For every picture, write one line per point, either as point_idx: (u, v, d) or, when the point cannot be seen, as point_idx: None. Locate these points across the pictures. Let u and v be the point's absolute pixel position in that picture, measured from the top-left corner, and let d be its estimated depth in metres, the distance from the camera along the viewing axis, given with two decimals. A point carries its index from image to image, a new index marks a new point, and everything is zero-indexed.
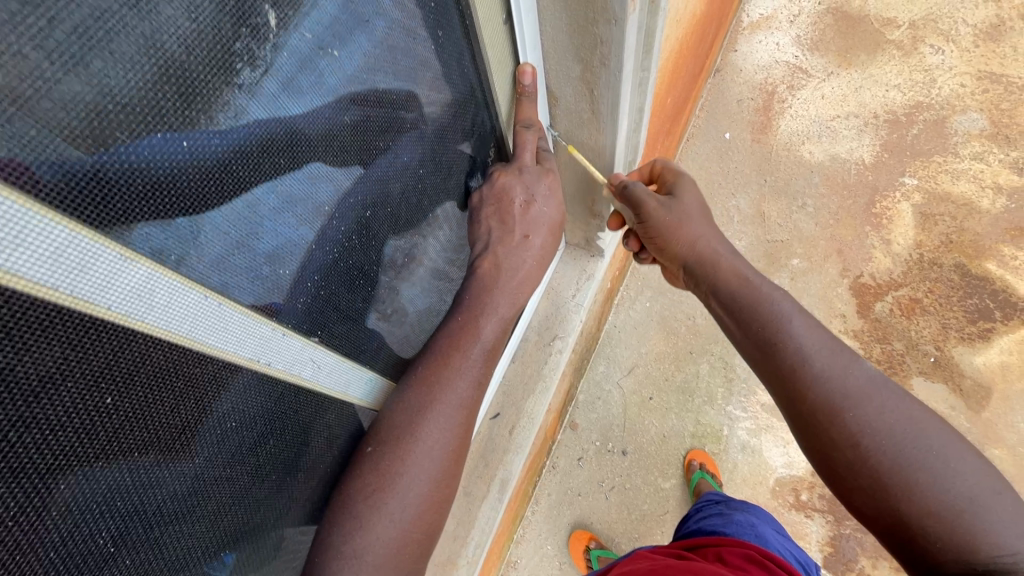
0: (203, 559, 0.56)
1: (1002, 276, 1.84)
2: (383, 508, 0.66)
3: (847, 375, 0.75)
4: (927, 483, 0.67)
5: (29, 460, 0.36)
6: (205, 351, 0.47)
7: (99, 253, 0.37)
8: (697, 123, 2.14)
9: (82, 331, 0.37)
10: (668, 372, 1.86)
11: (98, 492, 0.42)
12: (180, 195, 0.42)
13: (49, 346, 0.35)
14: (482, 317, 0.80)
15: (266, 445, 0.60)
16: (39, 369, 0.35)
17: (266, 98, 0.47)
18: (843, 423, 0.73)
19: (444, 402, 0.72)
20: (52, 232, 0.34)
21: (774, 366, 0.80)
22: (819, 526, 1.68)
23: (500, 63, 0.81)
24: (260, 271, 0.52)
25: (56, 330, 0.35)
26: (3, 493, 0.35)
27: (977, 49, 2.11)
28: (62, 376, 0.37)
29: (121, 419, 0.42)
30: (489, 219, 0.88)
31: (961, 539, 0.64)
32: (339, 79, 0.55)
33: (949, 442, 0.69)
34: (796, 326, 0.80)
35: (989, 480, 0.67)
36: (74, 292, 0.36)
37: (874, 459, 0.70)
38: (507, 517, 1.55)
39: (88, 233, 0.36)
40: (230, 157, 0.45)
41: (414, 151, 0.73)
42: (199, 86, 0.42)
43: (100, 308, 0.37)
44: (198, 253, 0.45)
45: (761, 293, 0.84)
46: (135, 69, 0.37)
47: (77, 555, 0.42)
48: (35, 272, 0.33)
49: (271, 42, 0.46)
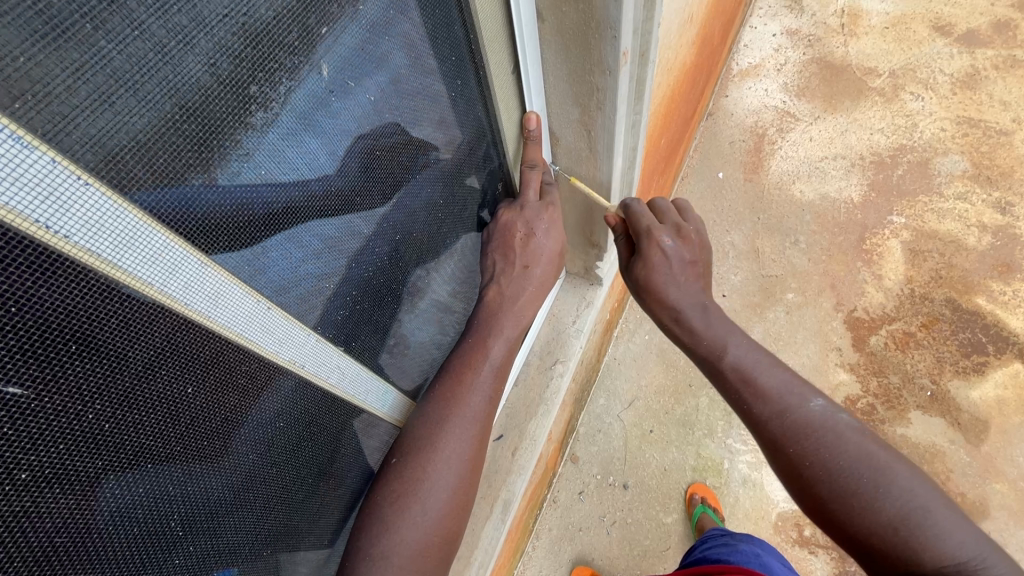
0: (252, 552, 0.63)
1: (992, 310, 1.91)
2: (407, 512, 0.71)
3: (786, 415, 0.79)
4: (863, 506, 0.71)
5: (126, 436, 0.44)
6: (259, 352, 0.55)
7: (189, 261, 0.45)
8: (692, 164, 2.26)
9: (177, 329, 0.46)
10: (668, 405, 1.90)
11: (172, 472, 0.49)
12: (232, 222, 0.49)
13: (150, 338, 0.44)
14: (491, 338, 0.86)
15: (302, 447, 0.66)
16: (144, 357, 0.44)
17: (280, 137, 0.52)
18: (788, 456, 0.78)
19: (460, 414, 0.78)
20: (161, 245, 0.43)
21: (732, 402, 0.86)
22: (823, 563, 1.68)
23: (507, 107, 0.89)
24: (297, 288, 0.59)
25: (155, 326, 0.44)
26: (104, 464, 0.43)
27: (955, 97, 2.25)
28: (159, 362, 0.45)
29: (193, 408, 0.50)
30: (495, 253, 0.96)
31: (904, 556, 0.68)
32: (345, 117, 0.60)
33: (888, 466, 0.73)
34: (744, 368, 0.84)
35: (930, 496, 0.70)
36: (171, 293, 0.44)
37: (817, 487, 0.75)
38: (509, 549, 1.55)
39: (184, 247, 0.45)
40: (254, 185, 0.51)
41: (430, 184, 0.81)
42: (222, 127, 0.46)
43: (189, 309, 0.46)
44: (249, 270, 0.52)
45: (716, 334, 0.88)
46: (163, 116, 0.42)
47: (152, 529, 0.49)
48: (147, 275, 0.42)
49: (285, 85, 0.51)
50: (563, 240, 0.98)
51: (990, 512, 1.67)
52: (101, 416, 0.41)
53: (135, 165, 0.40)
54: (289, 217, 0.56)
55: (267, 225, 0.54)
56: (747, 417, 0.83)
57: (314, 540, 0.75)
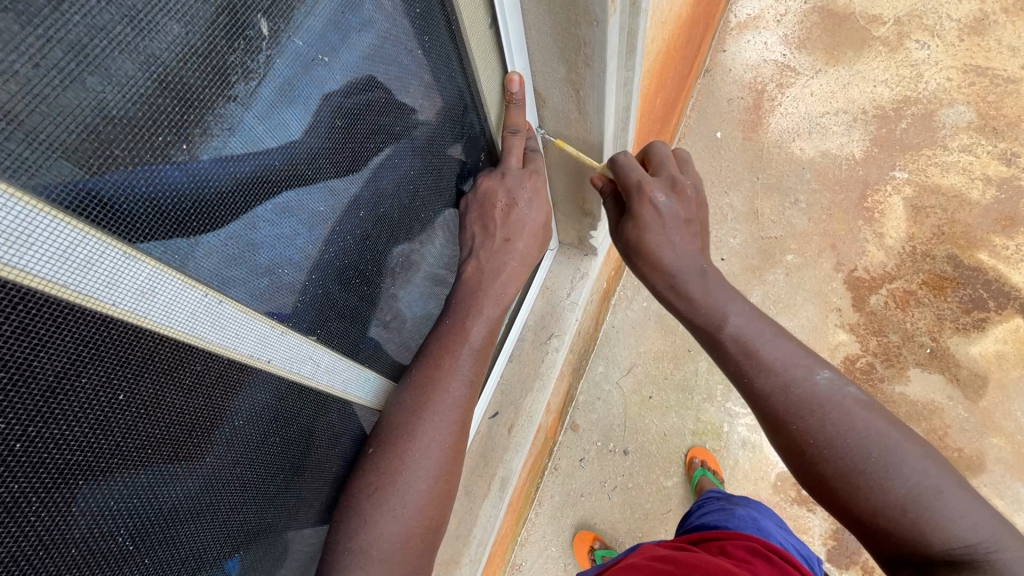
0: (219, 555, 0.60)
1: (994, 266, 1.86)
2: (384, 505, 0.69)
3: (800, 385, 0.75)
4: (880, 483, 0.68)
5: (47, 454, 0.39)
6: (206, 348, 0.50)
7: (100, 249, 0.40)
8: (689, 123, 2.17)
9: (93, 328, 0.40)
10: (667, 370, 1.88)
11: (114, 487, 0.45)
12: (208, 205, 0.48)
13: (63, 343, 0.38)
14: (469, 320, 0.81)
15: (271, 442, 0.63)
16: (57, 364, 0.38)
17: (265, 111, 0.50)
18: (789, 433, 0.75)
19: (438, 402, 0.74)
20: (63, 234, 0.37)
21: (731, 377, 0.81)
22: (822, 520, 1.69)
23: (487, 66, 0.82)
24: (266, 284, 0.57)
25: (69, 329, 0.38)
26: (22, 485, 0.38)
27: (962, 43, 2.15)
28: (79, 369, 0.40)
29: (133, 415, 0.45)
30: (474, 225, 0.91)
31: (909, 535, 0.66)
32: (312, 81, 0.54)
33: (899, 445, 0.70)
34: (745, 339, 0.79)
35: (945, 479, 0.68)
36: (85, 291, 0.39)
37: (821, 465, 0.72)
38: (510, 518, 1.56)
39: (96, 235, 0.39)
40: (237, 165, 0.49)
41: (405, 155, 0.75)
42: (164, 94, 0.42)
43: (109, 306, 0.41)
44: (207, 262, 0.49)
45: (715, 303, 0.82)
46: (139, 92, 0.40)
47: (95, 546, 0.45)
48: (46, 270, 0.36)
49: (265, 53, 0.49)
50: (547, 212, 0.93)
51: (986, 465, 1.68)
52: (7, 439, 0.36)
53: (85, 145, 0.38)
54: (251, 200, 0.52)
55: (224, 207, 0.50)
56: (745, 392, 0.79)
57: (290, 534, 0.72)
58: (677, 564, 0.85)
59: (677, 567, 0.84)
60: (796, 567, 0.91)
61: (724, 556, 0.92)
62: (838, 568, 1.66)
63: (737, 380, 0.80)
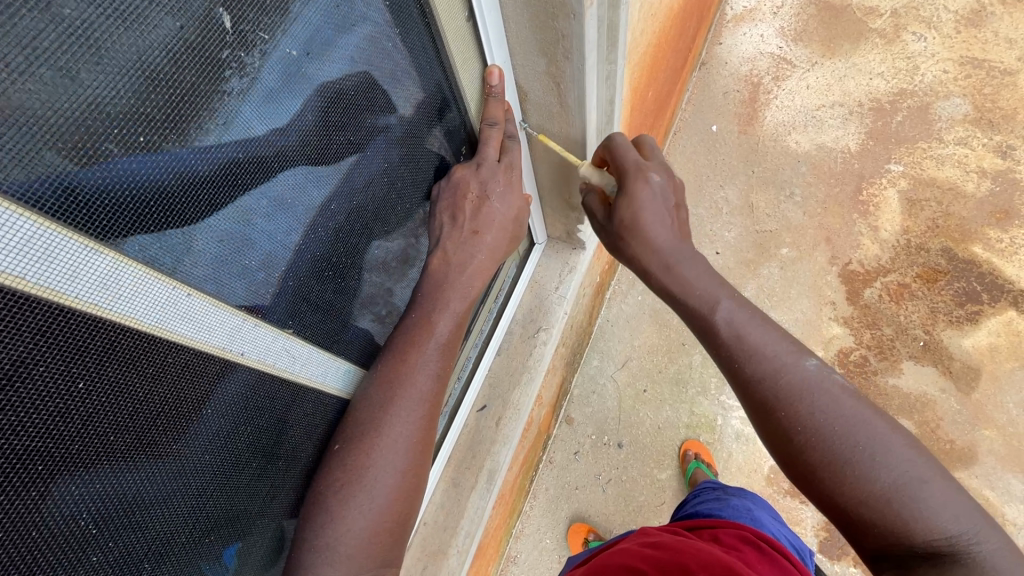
0: (191, 541, 0.61)
1: (988, 259, 1.87)
2: (351, 501, 0.69)
3: (783, 373, 0.76)
4: (866, 470, 0.69)
5: (6, 440, 0.39)
6: (172, 339, 0.51)
7: (61, 242, 0.40)
8: (684, 117, 2.17)
9: (50, 319, 0.40)
10: (661, 364, 1.89)
11: (77, 474, 0.45)
12: (203, 196, 0.51)
13: (19, 333, 0.39)
14: (436, 313, 0.82)
15: (243, 431, 0.64)
16: (12, 354, 0.38)
17: (259, 104, 0.54)
18: (777, 419, 0.75)
19: (405, 397, 0.75)
20: (20, 229, 0.38)
21: (720, 365, 0.82)
22: (814, 511, 1.71)
23: (466, 59, 0.83)
24: (257, 277, 0.60)
25: (24, 320, 0.39)
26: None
27: (958, 36, 2.14)
28: (34, 359, 0.40)
29: (94, 404, 0.45)
30: (443, 214, 0.90)
31: (893, 525, 0.67)
32: (275, 72, 0.55)
33: (883, 436, 0.71)
34: (736, 326, 0.80)
35: (926, 469, 0.69)
36: (42, 283, 0.39)
37: (807, 453, 0.73)
38: (503, 510, 1.57)
39: (54, 228, 0.40)
40: (234, 156, 0.52)
41: (382, 149, 0.75)
42: (113, 81, 0.42)
43: (69, 298, 0.41)
44: (201, 260, 0.52)
45: (708, 290, 0.85)
46: (130, 83, 0.43)
47: (58, 533, 0.45)
48: (5, 255, 0.37)
49: (259, 48, 0.52)
50: (519, 205, 0.93)
51: (978, 457, 1.69)
52: None
53: (79, 132, 0.41)
54: (218, 194, 0.52)
55: (210, 199, 0.51)
56: (735, 379, 0.79)
57: (269, 523, 0.73)
58: (668, 550, 0.85)
59: (666, 550, 0.85)
60: (785, 555, 0.93)
61: (715, 543, 0.93)
62: (829, 559, 1.67)
63: (727, 366, 0.81)
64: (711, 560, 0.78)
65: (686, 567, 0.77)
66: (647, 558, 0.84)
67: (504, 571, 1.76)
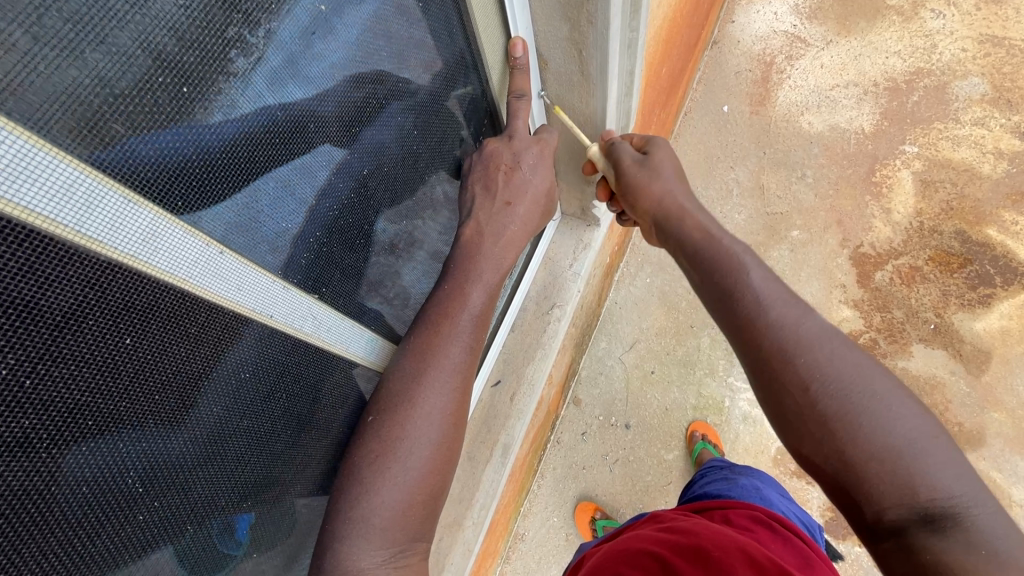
0: (228, 506, 0.61)
1: (1002, 241, 1.84)
2: (386, 472, 0.70)
3: (798, 324, 0.71)
4: (874, 427, 0.66)
5: (56, 394, 0.39)
6: (212, 299, 0.51)
7: (103, 191, 0.40)
8: (695, 97, 2.13)
9: (98, 271, 0.41)
10: (670, 345, 1.88)
11: (123, 431, 0.46)
12: (216, 177, 0.49)
13: (70, 287, 0.39)
14: (469, 284, 0.81)
15: (277, 399, 0.64)
16: (63, 305, 0.39)
17: (264, 84, 0.51)
18: (793, 371, 0.69)
19: (440, 366, 0.75)
20: (61, 170, 0.37)
21: (725, 315, 0.77)
22: (820, 491, 1.71)
23: (487, 27, 0.81)
24: (265, 258, 0.57)
25: (73, 272, 0.39)
26: (32, 423, 0.39)
27: (978, 13, 2.08)
28: (84, 314, 0.40)
29: (139, 362, 0.45)
30: (475, 185, 0.90)
31: (898, 483, 0.63)
32: (285, 46, 0.52)
33: (893, 394, 0.68)
34: (747, 278, 0.75)
35: (932, 428, 0.66)
36: (85, 231, 0.39)
37: (820, 405, 0.68)
38: (512, 488, 1.58)
39: (95, 175, 0.39)
40: (240, 137, 0.50)
41: (402, 115, 0.74)
42: (129, 47, 0.40)
43: (111, 250, 0.41)
44: (222, 233, 0.51)
45: (710, 248, 0.81)
46: (139, 60, 0.41)
47: (106, 490, 0.46)
48: (46, 207, 0.37)
49: (265, 26, 0.50)
50: (551, 179, 0.93)
51: (987, 440, 1.69)
52: (17, 373, 0.37)
53: (93, 110, 0.39)
54: (238, 157, 0.50)
55: (222, 172, 0.49)
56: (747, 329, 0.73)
57: (298, 492, 0.74)
58: (681, 533, 0.85)
59: (681, 534, 0.85)
60: (796, 532, 0.94)
61: (728, 525, 0.93)
62: (834, 538, 1.68)
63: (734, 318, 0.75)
64: (726, 542, 0.79)
65: (704, 548, 0.77)
66: (661, 540, 0.84)
67: (511, 548, 1.79)
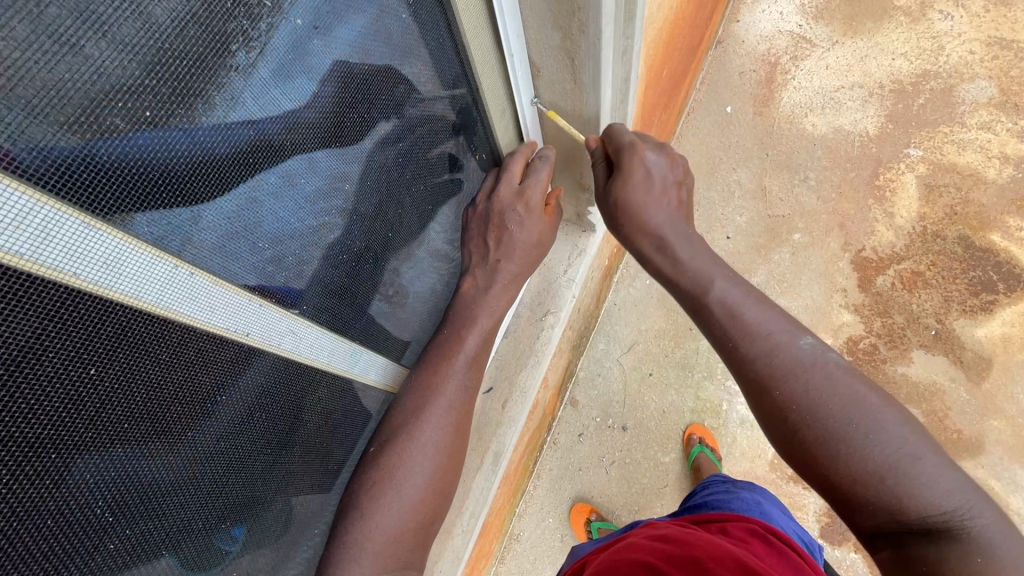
0: (206, 528, 0.61)
1: (1006, 247, 1.82)
2: (382, 499, 0.76)
3: (775, 353, 0.76)
4: (861, 448, 0.70)
5: (14, 429, 0.39)
6: (183, 322, 0.50)
7: (59, 219, 0.39)
8: (698, 97, 2.11)
9: (57, 301, 0.40)
10: (668, 348, 1.87)
11: (89, 461, 0.45)
12: (202, 178, 0.49)
13: (27, 319, 0.38)
14: (464, 331, 0.90)
15: (258, 417, 0.64)
16: (18, 341, 0.38)
17: (266, 81, 0.52)
18: (772, 398, 0.76)
19: (437, 405, 0.83)
20: (14, 203, 0.36)
21: (716, 343, 0.83)
22: (817, 497, 1.70)
23: (477, 35, 0.80)
24: (264, 256, 0.58)
25: (30, 304, 0.38)
26: None
27: (987, 15, 2.05)
28: (44, 345, 0.39)
29: (105, 391, 0.45)
30: (472, 241, 0.97)
31: (892, 502, 0.67)
32: (283, 43, 0.53)
33: (879, 413, 0.71)
34: (730, 304, 0.81)
35: (920, 443, 0.69)
36: (39, 260, 0.38)
37: (801, 432, 0.73)
38: (507, 490, 1.58)
39: (51, 204, 0.39)
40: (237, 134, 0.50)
41: (391, 122, 0.73)
42: (121, 52, 0.40)
43: (70, 277, 0.40)
44: (205, 247, 0.51)
45: (701, 267, 0.85)
46: (137, 63, 0.41)
47: (75, 521, 0.45)
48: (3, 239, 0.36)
49: (264, 21, 0.50)
50: (541, 231, 0.97)
51: (985, 448, 1.68)
52: None
53: (89, 110, 0.40)
54: (230, 159, 0.51)
55: (207, 177, 0.49)
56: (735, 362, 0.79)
57: (287, 503, 0.73)
58: (676, 544, 0.84)
59: (676, 544, 0.84)
60: (793, 547, 0.93)
61: (724, 536, 0.92)
62: (829, 544, 1.68)
63: (722, 347, 0.81)
64: (723, 554, 0.78)
65: (699, 560, 0.76)
66: (655, 550, 0.83)
67: (506, 548, 1.79)
